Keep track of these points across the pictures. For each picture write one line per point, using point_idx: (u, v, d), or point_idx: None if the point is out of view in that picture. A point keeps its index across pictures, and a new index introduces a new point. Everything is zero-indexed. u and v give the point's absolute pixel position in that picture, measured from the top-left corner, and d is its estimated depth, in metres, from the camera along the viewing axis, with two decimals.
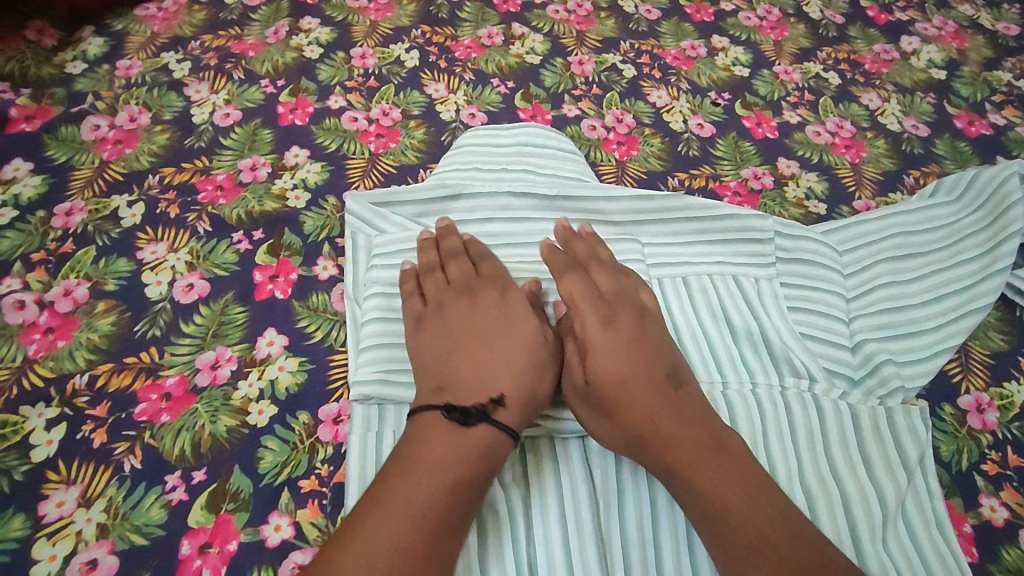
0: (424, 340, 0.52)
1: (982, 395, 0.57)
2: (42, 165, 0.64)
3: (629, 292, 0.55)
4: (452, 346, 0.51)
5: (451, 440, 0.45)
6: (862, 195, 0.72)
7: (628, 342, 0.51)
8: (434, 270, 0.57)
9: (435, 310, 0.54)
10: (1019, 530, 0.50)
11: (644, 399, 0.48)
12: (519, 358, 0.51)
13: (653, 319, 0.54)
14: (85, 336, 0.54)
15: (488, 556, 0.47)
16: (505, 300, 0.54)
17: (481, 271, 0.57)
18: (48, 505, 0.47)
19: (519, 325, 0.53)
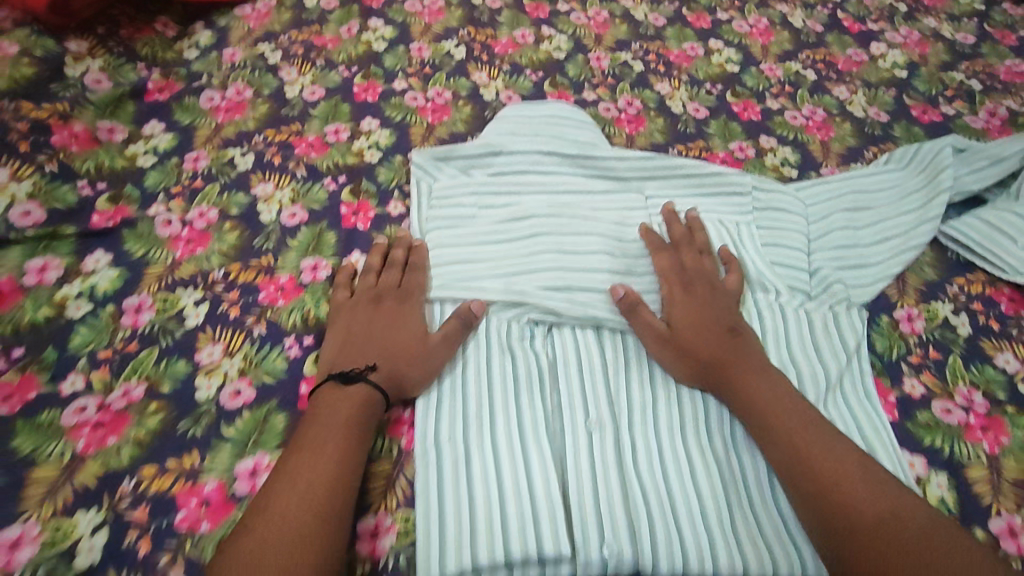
0: (335, 330, 0.64)
1: (913, 309, 0.73)
2: (173, 126, 0.82)
3: (709, 275, 0.70)
4: (351, 337, 0.63)
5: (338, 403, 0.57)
6: (828, 164, 0.87)
7: (712, 318, 0.66)
8: (371, 273, 0.68)
9: (350, 307, 0.65)
10: (931, 400, 0.66)
11: (713, 348, 0.63)
12: (399, 361, 0.61)
13: (724, 291, 0.69)
14: (216, 246, 0.71)
15: (526, 396, 0.62)
16: (404, 308, 0.65)
17: (403, 282, 0.67)
18: (202, 354, 0.63)
19: (408, 326, 0.64)
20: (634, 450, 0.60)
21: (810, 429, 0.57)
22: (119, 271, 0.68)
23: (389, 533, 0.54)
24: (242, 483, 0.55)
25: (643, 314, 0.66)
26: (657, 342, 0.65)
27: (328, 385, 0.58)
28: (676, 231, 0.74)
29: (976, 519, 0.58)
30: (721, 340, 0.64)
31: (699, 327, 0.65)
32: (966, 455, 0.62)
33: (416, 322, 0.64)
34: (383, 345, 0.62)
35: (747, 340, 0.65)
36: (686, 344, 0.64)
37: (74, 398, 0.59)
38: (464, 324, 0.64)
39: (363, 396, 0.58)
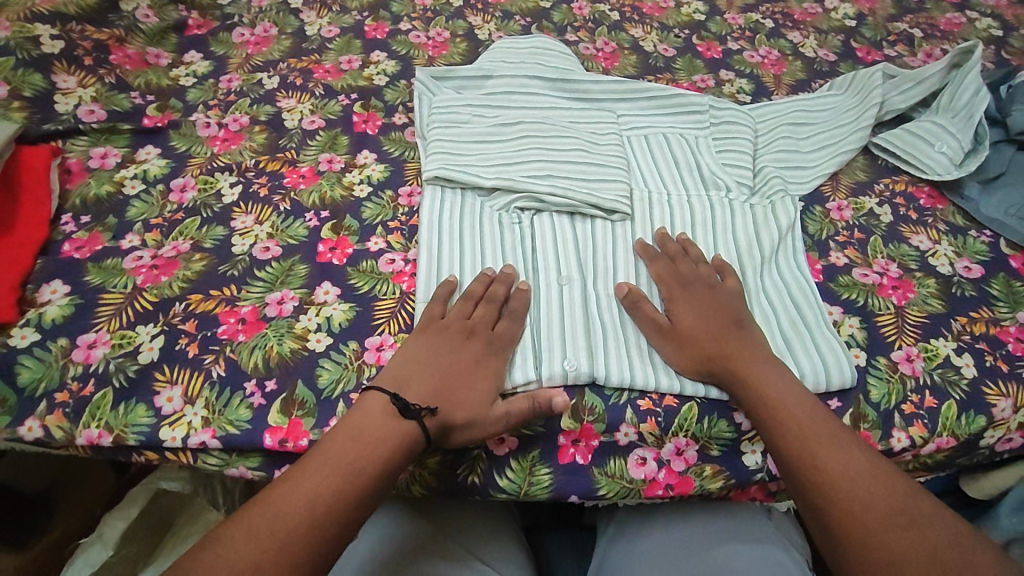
0: (418, 344, 0.64)
1: (842, 202, 0.84)
2: (209, 56, 0.95)
3: (708, 274, 0.72)
4: (421, 363, 0.62)
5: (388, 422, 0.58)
6: (779, 93, 1.00)
7: (712, 312, 0.68)
8: (476, 301, 0.67)
9: (439, 328, 0.65)
10: (852, 268, 0.77)
11: (718, 340, 0.65)
12: (453, 412, 0.60)
13: (724, 289, 0.70)
14: (248, 145, 0.83)
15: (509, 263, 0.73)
16: (486, 360, 0.64)
17: (498, 327, 0.66)
18: (237, 222, 0.75)
19: (479, 382, 0.62)
20: (598, 300, 0.71)
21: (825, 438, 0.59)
22: (167, 161, 0.80)
23: (391, 348, 0.65)
24: (272, 307, 0.67)
25: (646, 310, 0.68)
26: (662, 335, 0.67)
27: (383, 404, 0.59)
28: (670, 245, 0.75)
29: (876, 352, 0.69)
30: (722, 329, 0.66)
31: (707, 319, 0.67)
32: (878, 306, 0.73)
33: (488, 380, 0.63)
34: (444, 390, 0.61)
35: (749, 334, 0.66)
36: (685, 334, 0.66)
37: (131, 251, 0.71)
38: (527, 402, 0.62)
39: (406, 439, 0.57)
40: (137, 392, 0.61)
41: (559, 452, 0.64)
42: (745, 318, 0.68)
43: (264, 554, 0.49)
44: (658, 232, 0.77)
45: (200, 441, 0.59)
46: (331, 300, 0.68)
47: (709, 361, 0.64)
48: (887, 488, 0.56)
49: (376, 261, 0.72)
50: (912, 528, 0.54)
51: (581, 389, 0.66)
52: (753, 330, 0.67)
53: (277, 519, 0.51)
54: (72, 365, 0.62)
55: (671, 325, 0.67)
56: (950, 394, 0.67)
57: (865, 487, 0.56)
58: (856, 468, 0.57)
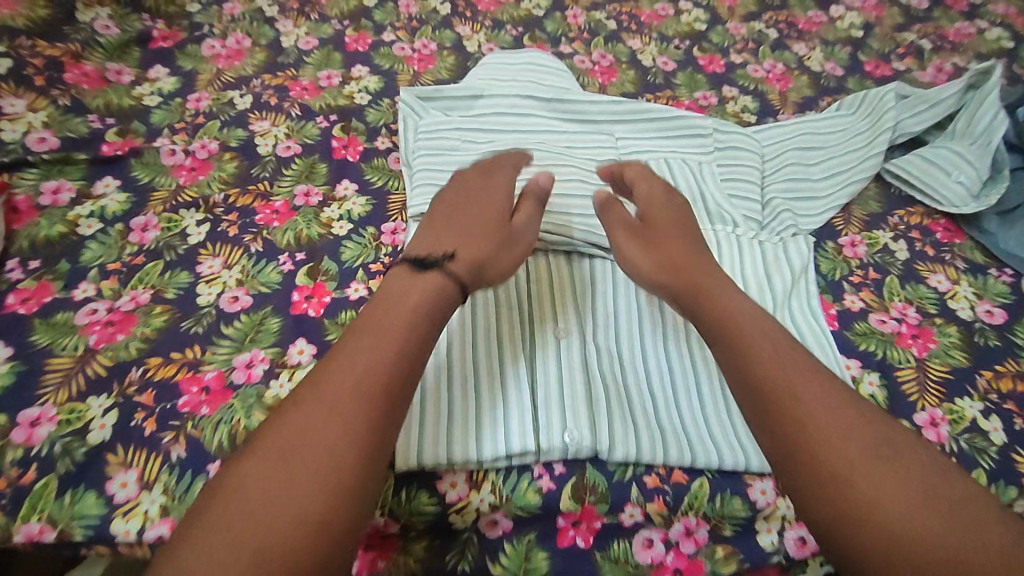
0: (429, 226, 0.64)
1: (856, 237, 0.79)
2: (177, 71, 0.87)
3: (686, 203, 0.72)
4: (439, 232, 0.63)
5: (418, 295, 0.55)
6: (785, 112, 0.94)
7: (684, 222, 0.67)
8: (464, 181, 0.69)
9: (443, 207, 0.67)
10: (868, 313, 0.72)
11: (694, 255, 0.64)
12: (481, 244, 0.62)
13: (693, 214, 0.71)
14: (218, 175, 0.76)
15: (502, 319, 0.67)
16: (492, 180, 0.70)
17: (494, 184, 0.69)
18: (203, 266, 0.68)
19: (494, 202, 0.67)
20: (597, 357, 0.65)
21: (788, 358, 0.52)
22: (127, 195, 0.73)
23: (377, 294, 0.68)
24: (239, 373, 0.60)
25: (621, 218, 0.67)
26: (637, 238, 0.66)
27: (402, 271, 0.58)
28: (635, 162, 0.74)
29: (900, 412, 0.64)
30: (690, 249, 0.64)
31: (674, 238, 0.65)
32: (897, 359, 0.68)
33: (501, 215, 0.65)
34: (468, 233, 0.63)
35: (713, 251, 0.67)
36: (654, 249, 0.65)
37: (85, 303, 0.64)
38: (536, 201, 0.68)
39: (437, 284, 0.57)
40: (87, 477, 0.53)
41: (558, 534, 0.59)
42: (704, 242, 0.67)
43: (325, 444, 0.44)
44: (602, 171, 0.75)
45: (158, 534, 0.52)
46: (306, 361, 0.62)
47: (671, 271, 0.63)
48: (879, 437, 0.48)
49: (357, 311, 0.67)
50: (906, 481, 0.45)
51: (583, 464, 0.61)
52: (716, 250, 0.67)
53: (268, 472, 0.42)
54: (10, 449, 0.54)
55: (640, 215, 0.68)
56: (979, 462, 0.62)
57: (854, 435, 0.47)
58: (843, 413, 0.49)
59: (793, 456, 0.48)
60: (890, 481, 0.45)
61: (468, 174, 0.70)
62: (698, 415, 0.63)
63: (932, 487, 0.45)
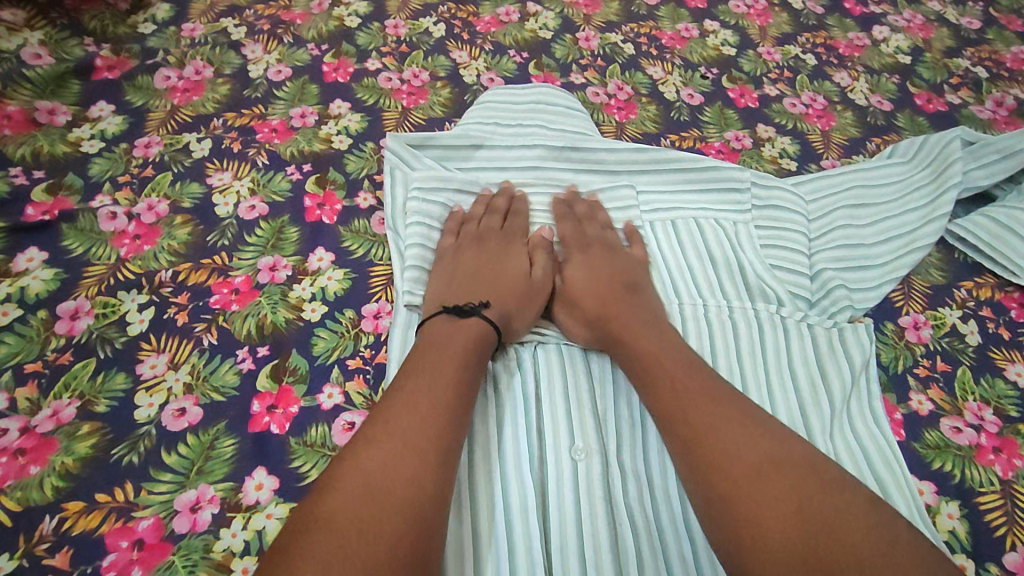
0: (443, 276, 0.62)
1: (920, 316, 0.67)
2: (123, 108, 0.74)
3: (614, 241, 0.67)
4: (460, 281, 0.61)
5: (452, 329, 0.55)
6: (829, 155, 0.82)
7: (607, 270, 0.63)
8: (476, 218, 0.67)
9: (456, 248, 0.64)
10: (940, 419, 0.61)
11: (607, 302, 0.60)
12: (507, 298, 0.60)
13: (628, 256, 0.66)
14: (166, 243, 0.64)
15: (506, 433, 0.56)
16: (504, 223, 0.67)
17: (505, 227, 0.67)
18: (143, 366, 0.56)
19: (510, 256, 0.65)
20: (623, 486, 0.54)
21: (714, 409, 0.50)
22: (55, 271, 0.61)
23: (389, 316, 0.62)
24: (182, 519, 0.49)
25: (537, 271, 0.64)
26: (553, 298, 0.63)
27: (440, 321, 0.56)
28: (578, 206, 0.70)
29: (986, 555, 0.53)
30: (614, 293, 0.61)
31: (597, 280, 0.62)
32: (978, 481, 0.57)
33: (517, 269, 0.64)
34: (493, 286, 0.61)
35: (642, 298, 0.61)
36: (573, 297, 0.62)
37: None
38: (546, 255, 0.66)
39: (475, 332, 0.55)
40: None
41: None
42: (642, 283, 0.63)
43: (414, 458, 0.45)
44: (567, 191, 0.71)
45: None
46: (265, 501, 0.51)
47: (592, 322, 0.60)
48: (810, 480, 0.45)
49: (329, 427, 0.55)
50: (835, 528, 0.42)
51: None
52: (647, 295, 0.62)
53: (365, 499, 0.42)
54: None
55: (578, 255, 0.66)
56: None
57: (777, 478, 0.45)
58: (769, 463, 0.46)
59: (716, 516, 0.45)
60: (826, 532, 0.42)
61: (473, 216, 0.67)
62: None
63: (860, 526, 0.42)
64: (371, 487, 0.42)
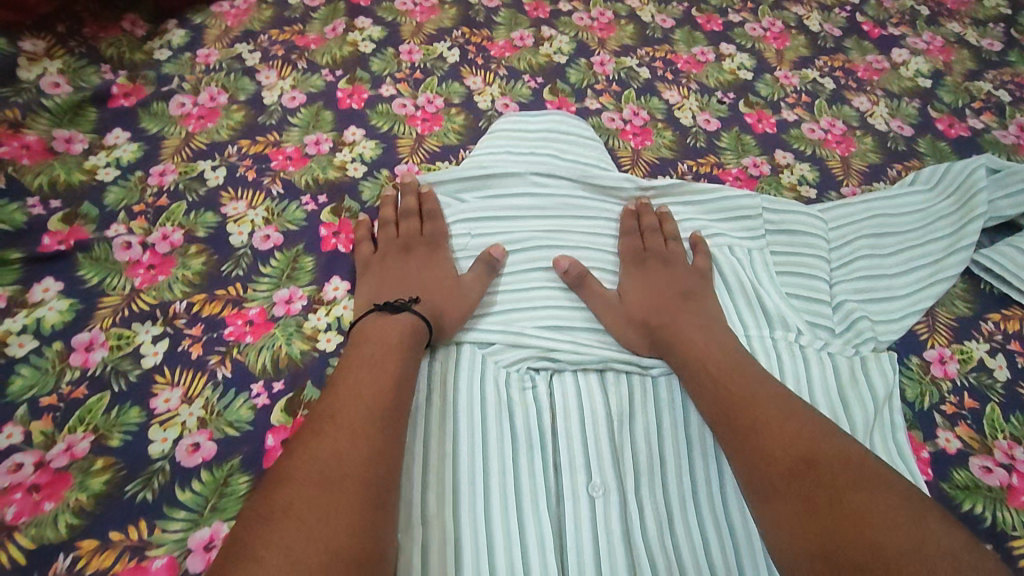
0: (370, 282, 0.64)
1: (945, 349, 0.66)
2: (138, 135, 0.74)
3: (672, 253, 0.68)
4: (387, 287, 0.64)
5: (391, 327, 0.58)
6: (849, 182, 0.81)
7: (663, 283, 0.66)
8: (389, 225, 0.69)
9: (379, 258, 0.66)
10: (968, 457, 0.59)
11: (666, 312, 0.62)
12: (437, 299, 0.62)
13: (690, 269, 0.67)
14: (180, 273, 0.64)
15: (523, 467, 0.55)
16: (426, 227, 0.68)
17: (424, 231, 0.68)
18: (157, 400, 0.56)
19: (440, 261, 0.66)
20: (642, 521, 0.53)
21: (772, 407, 0.52)
22: (70, 302, 0.60)
23: None
24: (196, 558, 0.49)
25: (592, 286, 0.65)
26: (606, 308, 0.64)
27: (372, 315, 0.59)
28: (646, 216, 0.70)
29: None
30: (670, 302, 0.64)
31: (656, 296, 0.64)
32: (1010, 523, 0.55)
33: (443, 268, 0.66)
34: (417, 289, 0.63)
35: (701, 305, 0.64)
36: (632, 305, 0.64)
37: (8, 454, 0.51)
38: (487, 271, 0.65)
39: (406, 325, 0.58)
40: None
41: None
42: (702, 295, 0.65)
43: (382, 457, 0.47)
44: (639, 201, 0.72)
45: None
46: None
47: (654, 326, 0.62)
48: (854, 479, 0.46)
49: None
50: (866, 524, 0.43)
51: None
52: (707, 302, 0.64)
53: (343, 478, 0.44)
54: None
55: (637, 268, 0.67)
56: None
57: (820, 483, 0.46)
58: (809, 467, 0.47)
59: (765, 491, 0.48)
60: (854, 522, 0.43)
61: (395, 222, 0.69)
62: None
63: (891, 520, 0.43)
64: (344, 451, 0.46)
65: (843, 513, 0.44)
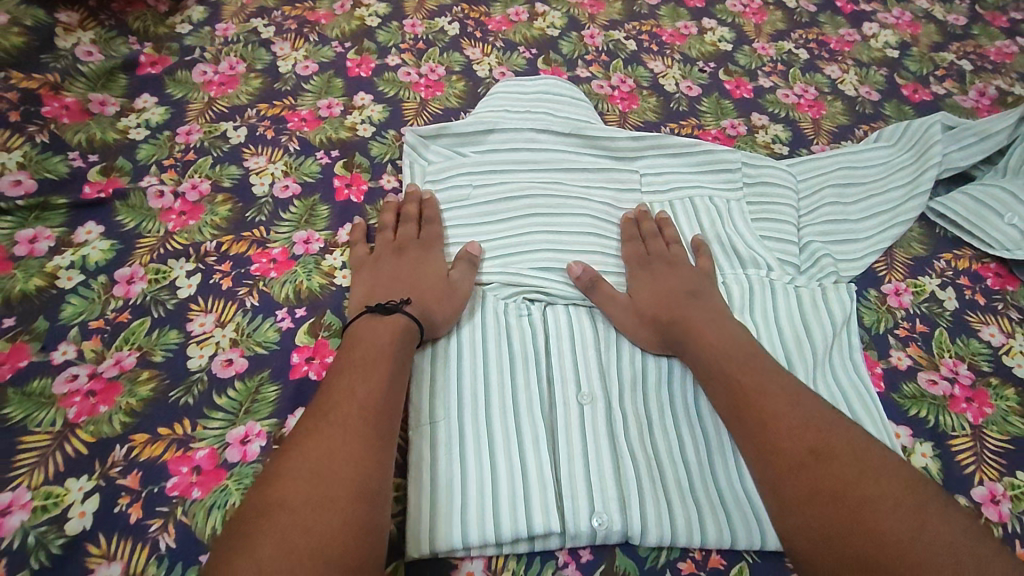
0: (362, 280, 0.66)
1: (900, 284, 0.73)
2: (165, 100, 0.81)
3: (671, 253, 0.70)
4: (379, 285, 0.65)
5: (384, 327, 0.59)
6: (819, 141, 0.88)
7: (665, 282, 0.67)
8: (388, 228, 0.71)
9: (373, 259, 0.68)
10: (917, 373, 0.66)
11: (670, 305, 0.64)
12: (428, 298, 0.64)
13: (688, 267, 0.69)
14: (209, 218, 0.70)
15: (518, 379, 0.62)
16: (422, 233, 0.71)
17: (421, 235, 0.70)
18: (193, 324, 0.62)
19: (431, 263, 0.68)
20: (625, 424, 0.60)
21: (779, 400, 0.54)
22: (111, 242, 0.67)
23: None
24: (234, 450, 0.55)
25: (604, 287, 0.67)
26: (618, 311, 0.66)
27: (365, 315, 0.61)
28: (646, 223, 0.73)
29: (959, 488, 0.58)
30: (673, 297, 0.65)
31: (662, 296, 0.66)
32: (952, 426, 0.62)
33: (434, 269, 0.67)
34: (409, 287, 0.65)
35: (703, 301, 0.65)
36: (640, 303, 0.66)
37: (64, 367, 0.58)
38: (470, 265, 0.69)
39: (398, 326, 0.59)
40: (64, 572, 0.48)
41: None
42: (702, 289, 0.66)
43: (369, 459, 0.49)
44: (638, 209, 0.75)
45: None
46: None
47: (663, 327, 0.63)
48: (854, 477, 0.48)
49: None
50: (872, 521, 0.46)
51: (612, 549, 0.55)
52: (709, 298, 0.66)
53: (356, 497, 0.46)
54: None
55: (639, 270, 0.69)
56: None
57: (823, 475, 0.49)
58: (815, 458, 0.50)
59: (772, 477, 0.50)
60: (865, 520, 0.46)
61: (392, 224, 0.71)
62: (738, 492, 0.57)
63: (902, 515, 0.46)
64: (337, 456, 0.48)
65: (845, 508, 0.47)
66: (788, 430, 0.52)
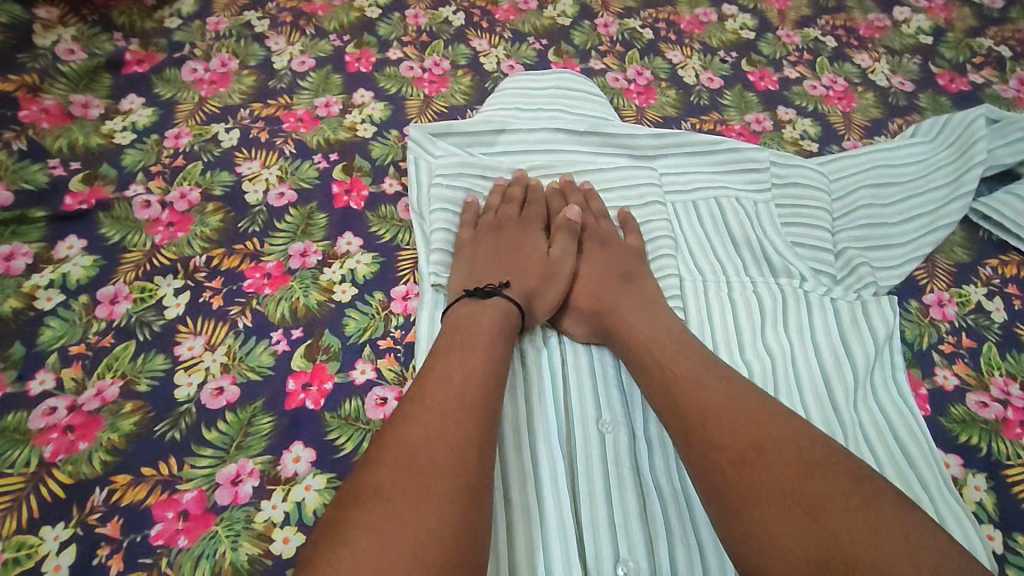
0: (462, 260, 0.64)
1: (944, 294, 0.67)
2: (153, 100, 0.76)
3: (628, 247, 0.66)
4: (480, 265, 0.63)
5: (474, 309, 0.56)
6: (851, 136, 0.82)
7: (599, 267, 0.64)
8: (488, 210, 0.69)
9: (474, 239, 0.66)
10: (966, 393, 0.61)
11: (597, 292, 0.61)
12: (527, 282, 0.61)
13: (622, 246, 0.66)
14: (198, 230, 0.66)
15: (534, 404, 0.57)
16: (525, 215, 0.68)
17: (522, 215, 0.68)
18: (181, 348, 0.58)
19: (531, 245, 0.66)
20: (651, 458, 0.55)
21: (726, 395, 0.48)
22: (93, 258, 0.62)
23: (417, 298, 0.63)
24: (224, 492, 0.51)
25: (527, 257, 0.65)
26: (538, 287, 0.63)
27: (464, 300, 0.58)
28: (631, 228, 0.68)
29: (1015, 526, 0.54)
30: (607, 285, 0.62)
31: (593, 282, 0.63)
32: (1005, 454, 0.57)
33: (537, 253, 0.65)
34: (511, 271, 0.62)
35: (637, 287, 0.62)
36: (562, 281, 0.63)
37: (42, 399, 0.54)
38: (570, 235, 0.67)
39: (497, 311, 0.56)
40: None
41: None
42: (637, 273, 0.63)
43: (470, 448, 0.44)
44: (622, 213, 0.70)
45: None
46: (302, 472, 0.52)
47: (591, 316, 0.61)
48: (795, 471, 0.42)
49: (362, 401, 0.57)
50: (830, 524, 0.39)
51: None
52: (644, 283, 0.63)
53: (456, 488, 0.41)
54: None
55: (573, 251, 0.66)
56: None
57: (770, 476, 0.43)
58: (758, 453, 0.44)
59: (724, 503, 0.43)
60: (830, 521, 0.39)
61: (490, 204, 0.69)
62: None
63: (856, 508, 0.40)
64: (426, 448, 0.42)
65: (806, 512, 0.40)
66: (731, 427, 0.46)
